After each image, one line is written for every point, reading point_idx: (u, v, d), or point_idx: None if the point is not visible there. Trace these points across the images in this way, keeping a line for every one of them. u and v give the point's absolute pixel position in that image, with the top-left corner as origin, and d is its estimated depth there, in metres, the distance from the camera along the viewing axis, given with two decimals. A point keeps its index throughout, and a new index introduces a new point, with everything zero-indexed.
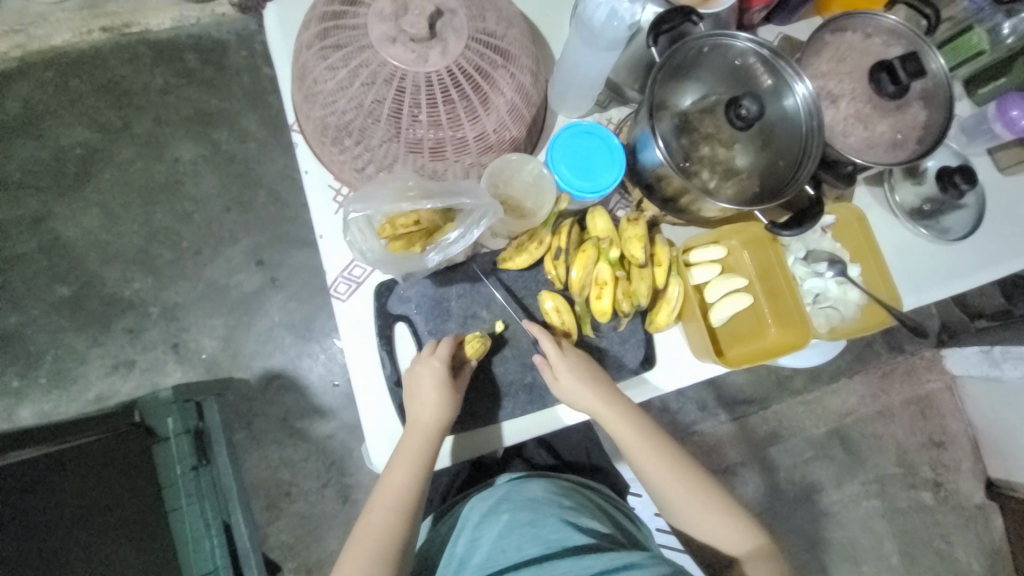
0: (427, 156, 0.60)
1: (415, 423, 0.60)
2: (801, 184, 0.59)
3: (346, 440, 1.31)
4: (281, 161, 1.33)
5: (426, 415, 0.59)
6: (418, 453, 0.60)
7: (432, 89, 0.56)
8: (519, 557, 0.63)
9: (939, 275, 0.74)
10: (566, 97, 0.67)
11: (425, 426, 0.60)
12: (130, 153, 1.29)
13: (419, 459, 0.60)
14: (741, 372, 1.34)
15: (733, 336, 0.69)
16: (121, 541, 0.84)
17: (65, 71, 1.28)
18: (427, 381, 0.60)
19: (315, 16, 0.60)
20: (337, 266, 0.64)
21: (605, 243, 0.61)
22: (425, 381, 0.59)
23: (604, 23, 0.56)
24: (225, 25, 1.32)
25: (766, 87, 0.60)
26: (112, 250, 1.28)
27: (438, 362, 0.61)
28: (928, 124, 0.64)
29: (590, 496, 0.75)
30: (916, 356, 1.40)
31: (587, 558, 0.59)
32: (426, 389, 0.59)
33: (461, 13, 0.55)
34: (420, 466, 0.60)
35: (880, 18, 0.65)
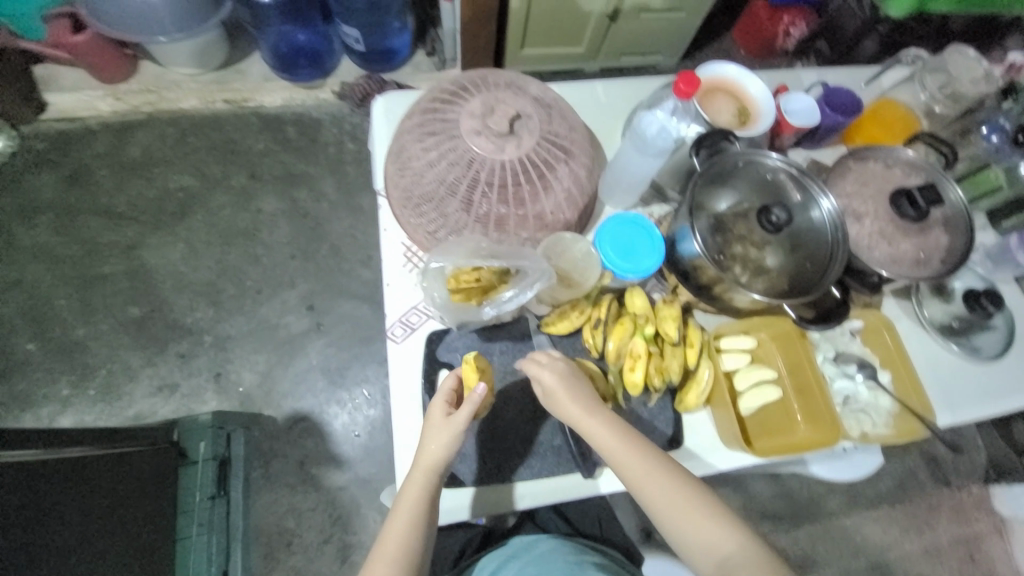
0: (491, 227, 0.70)
1: (419, 464, 0.61)
2: (827, 286, 0.65)
3: (356, 495, 1.30)
4: (347, 221, 1.49)
5: (429, 456, 0.60)
6: (421, 494, 0.60)
7: (505, 173, 0.66)
8: None
9: (974, 393, 0.75)
10: (615, 190, 0.77)
11: (429, 466, 0.60)
12: (222, 200, 1.48)
13: (422, 502, 0.59)
14: (769, 480, 1.29)
15: (762, 427, 0.70)
16: (130, 564, 0.83)
17: (187, 130, 1.52)
18: (437, 422, 0.61)
19: (417, 109, 0.73)
20: (396, 312, 0.72)
21: (641, 319, 0.66)
22: (435, 421, 0.61)
23: (655, 135, 0.67)
24: (324, 107, 1.57)
25: (796, 199, 0.68)
26: (185, 280, 1.42)
27: (445, 403, 0.62)
28: (950, 247, 0.70)
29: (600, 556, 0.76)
30: (962, 490, 1.31)
31: None
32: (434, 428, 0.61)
33: (536, 118, 0.67)
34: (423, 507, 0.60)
35: (900, 152, 0.74)
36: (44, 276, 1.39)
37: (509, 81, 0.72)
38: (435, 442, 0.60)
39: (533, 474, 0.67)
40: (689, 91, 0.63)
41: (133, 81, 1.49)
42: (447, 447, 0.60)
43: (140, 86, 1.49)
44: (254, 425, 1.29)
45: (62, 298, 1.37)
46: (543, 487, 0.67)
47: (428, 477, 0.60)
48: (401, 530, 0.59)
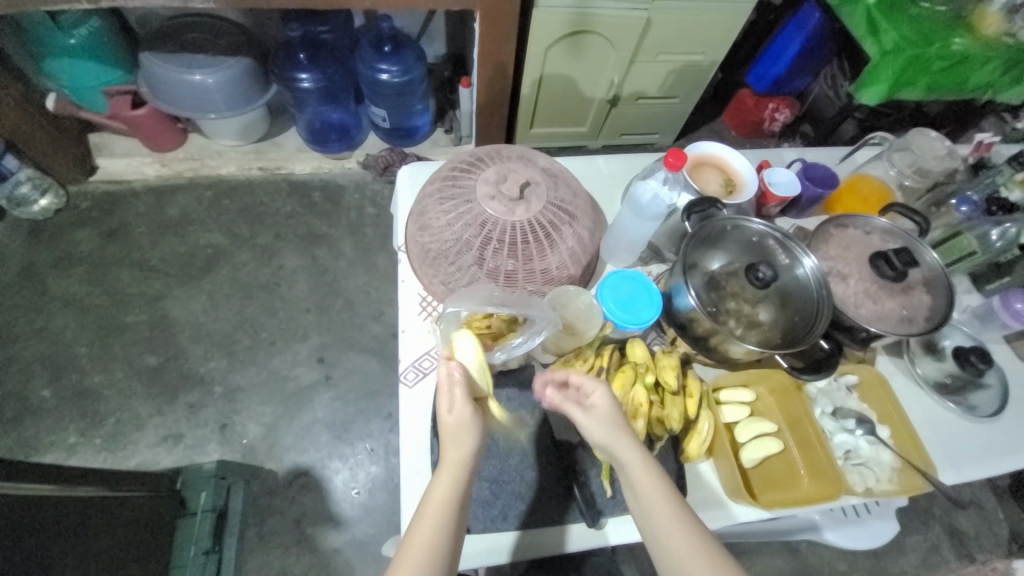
0: (501, 281, 0.77)
1: (449, 454, 0.58)
2: (815, 339, 0.68)
3: (351, 559, 1.24)
4: (362, 278, 1.57)
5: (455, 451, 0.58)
6: (449, 492, 0.56)
7: (514, 232, 0.74)
8: None
9: (977, 451, 0.75)
10: (615, 250, 0.84)
11: (458, 462, 0.58)
12: (246, 256, 1.58)
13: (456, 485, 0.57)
14: (785, 554, 1.23)
15: (766, 480, 0.71)
16: None
17: (221, 193, 1.66)
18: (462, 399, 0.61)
19: (437, 176, 0.83)
20: (409, 357, 0.76)
21: (642, 368, 0.70)
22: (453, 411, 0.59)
23: (649, 202, 0.74)
24: (348, 175, 1.72)
25: (782, 261, 0.74)
26: (203, 331, 1.47)
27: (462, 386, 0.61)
28: (933, 306, 0.74)
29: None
30: (993, 571, 1.24)
31: None
32: (460, 419, 0.59)
33: (543, 185, 0.76)
34: (453, 507, 0.56)
35: (874, 220, 0.81)
36: (70, 323, 1.45)
37: (520, 154, 0.82)
38: (457, 434, 0.59)
39: (540, 522, 0.67)
40: (677, 164, 0.71)
41: (180, 150, 1.66)
42: (471, 435, 0.59)
43: (186, 154, 1.67)
44: (254, 478, 1.28)
45: (83, 345, 1.43)
46: (552, 536, 0.67)
47: (456, 474, 0.57)
48: (430, 529, 0.54)
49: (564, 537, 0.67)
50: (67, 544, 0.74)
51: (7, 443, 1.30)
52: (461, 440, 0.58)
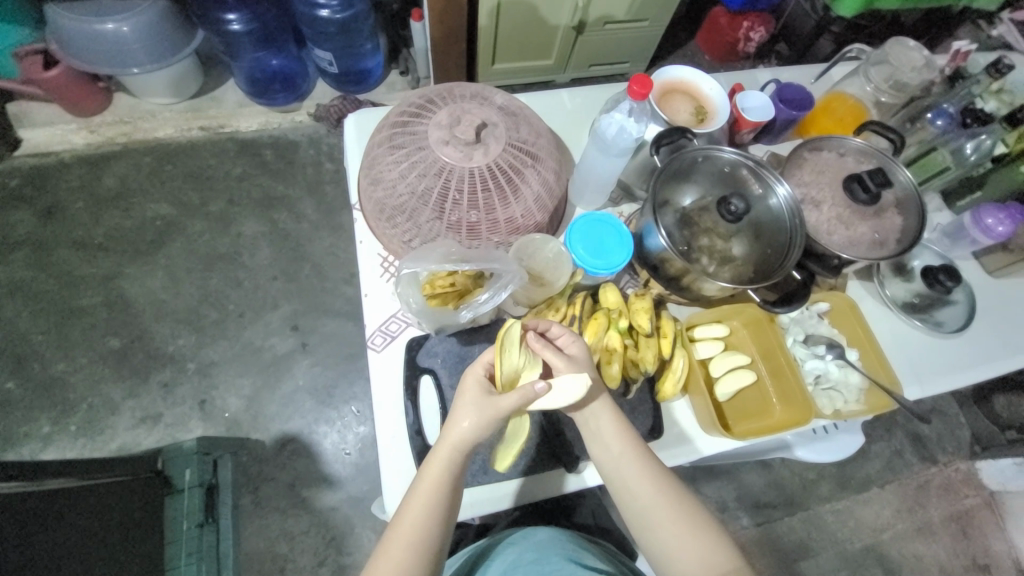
0: (464, 233, 0.72)
1: (444, 441, 0.57)
2: (788, 270, 0.67)
3: (350, 515, 1.28)
4: (328, 240, 1.50)
5: (438, 469, 0.56)
6: (440, 482, 0.56)
7: (473, 179, 0.68)
8: None
9: (940, 365, 0.78)
10: (584, 192, 0.79)
11: (454, 447, 0.57)
12: (201, 226, 1.48)
13: (448, 474, 0.56)
14: (760, 472, 1.31)
15: (738, 411, 0.72)
16: None
17: (162, 159, 1.52)
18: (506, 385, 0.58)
19: (386, 123, 0.75)
20: (376, 322, 0.73)
21: (615, 313, 0.68)
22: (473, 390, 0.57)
23: (615, 135, 0.69)
24: (300, 129, 1.59)
25: (754, 190, 0.71)
26: (166, 308, 1.40)
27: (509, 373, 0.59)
28: (905, 227, 0.73)
29: (599, 548, 0.73)
30: (950, 468, 1.35)
31: None
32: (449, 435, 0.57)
33: (501, 126, 0.70)
34: (439, 504, 0.56)
35: (849, 141, 0.77)
36: (21, 311, 1.36)
37: (474, 92, 0.75)
38: (460, 422, 0.56)
39: (520, 473, 0.67)
40: (642, 92, 0.65)
41: (107, 114, 1.50)
42: (459, 454, 0.57)
43: (114, 118, 1.51)
44: (241, 450, 1.27)
45: (40, 334, 1.35)
46: (535, 485, 0.68)
47: (438, 493, 0.56)
48: (418, 512, 0.55)
49: (545, 484, 0.68)
50: (50, 535, 0.73)
51: None
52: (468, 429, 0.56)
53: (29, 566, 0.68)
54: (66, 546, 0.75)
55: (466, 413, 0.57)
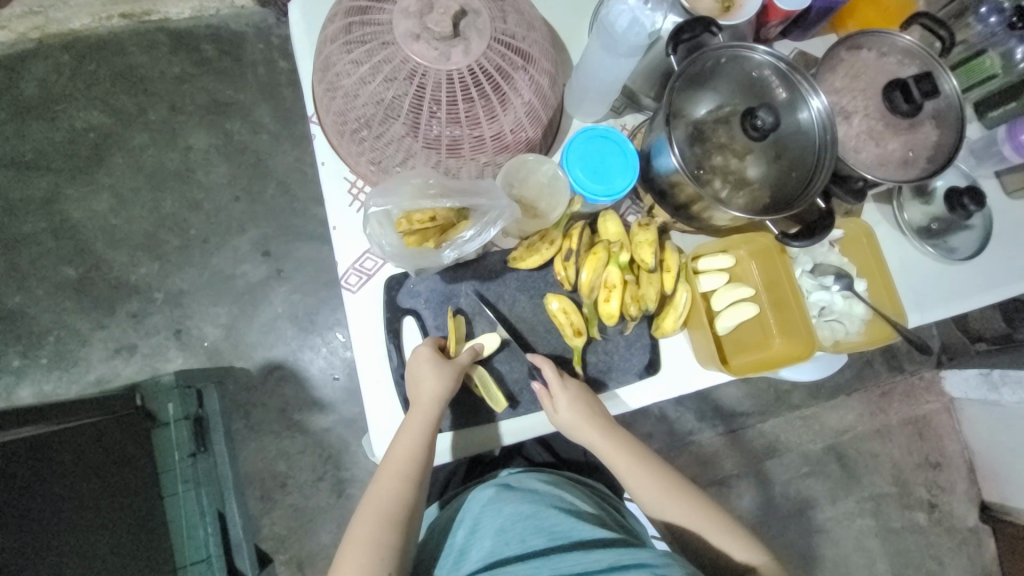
0: (444, 153, 0.61)
1: (417, 405, 0.60)
2: (812, 198, 0.59)
3: (344, 435, 1.31)
4: (292, 154, 1.33)
5: (413, 431, 0.60)
6: (415, 442, 0.60)
7: (452, 87, 0.56)
8: (523, 549, 0.61)
9: (943, 294, 0.75)
10: (582, 100, 0.67)
11: (426, 410, 0.60)
12: (143, 139, 1.30)
13: (422, 436, 0.60)
14: (740, 385, 1.36)
15: (738, 344, 0.70)
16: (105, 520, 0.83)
17: (81, 55, 1.28)
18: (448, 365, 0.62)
19: (340, 11, 0.60)
20: (349, 258, 0.66)
21: (615, 246, 0.62)
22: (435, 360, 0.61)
23: (626, 29, 0.57)
24: (243, 17, 1.33)
25: (782, 100, 0.61)
26: (120, 235, 1.28)
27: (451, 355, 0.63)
28: (939, 143, 0.65)
29: (586, 491, 0.75)
30: (915, 376, 1.42)
31: (595, 551, 0.58)
32: (418, 397, 0.60)
33: (484, 13, 0.56)
34: (417, 463, 0.60)
35: (895, 37, 0.66)
36: None
37: None
38: (428, 386, 0.60)
39: (510, 412, 0.66)
40: None
41: (15, 4, 1.25)
42: (428, 427, 0.60)
43: (21, 8, 1.25)
44: (227, 379, 1.26)
45: None
46: (519, 425, 0.67)
47: (415, 454, 0.60)
48: (397, 468, 0.60)
49: (536, 424, 0.67)
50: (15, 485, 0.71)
51: None
52: (436, 393, 0.60)
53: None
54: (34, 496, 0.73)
55: (429, 378, 0.60)
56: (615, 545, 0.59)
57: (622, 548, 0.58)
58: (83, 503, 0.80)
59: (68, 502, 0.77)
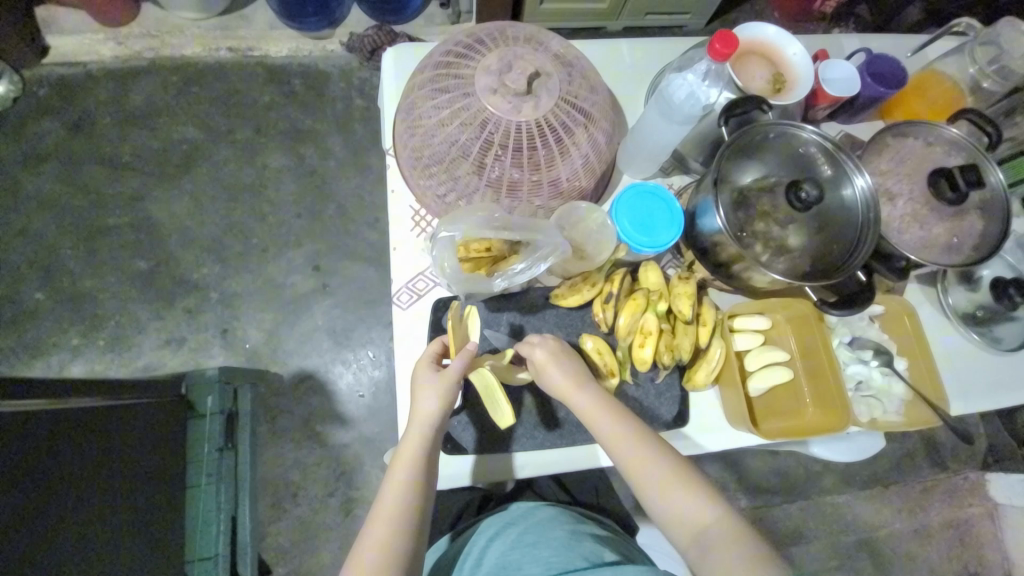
0: (503, 193, 0.67)
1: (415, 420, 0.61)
2: (852, 270, 0.62)
3: (359, 453, 1.32)
4: (354, 181, 1.45)
5: (413, 446, 0.61)
6: (417, 454, 0.60)
7: (519, 135, 0.63)
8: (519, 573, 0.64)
9: (988, 383, 0.73)
10: (635, 159, 0.73)
11: (425, 421, 0.61)
12: (227, 154, 1.44)
13: (422, 449, 0.61)
14: (766, 458, 1.31)
15: (769, 409, 0.70)
16: (126, 499, 0.86)
17: (189, 78, 1.47)
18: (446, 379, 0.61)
19: (429, 64, 0.69)
20: (403, 277, 0.72)
21: (654, 295, 0.65)
22: (433, 375, 0.62)
23: (683, 100, 0.62)
24: (331, 59, 1.50)
25: (826, 176, 0.64)
26: (191, 236, 1.40)
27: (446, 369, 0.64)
28: (985, 233, 0.66)
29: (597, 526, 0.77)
30: (958, 475, 1.33)
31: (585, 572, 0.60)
32: (416, 413, 0.61)
33: (555, 77, 0.63)
34: (419, 478, 0.60)
35: (942, 129, 0.69)
36: (50, 225, 1.37)
37: (529, 35, 0.67)
38: (428, 399, 0.61)
39: (536, 445, 0.68)
40: (725, 52, 0.57)
41: (135, 25, 1.42)
42: (428, 441, 0.61)
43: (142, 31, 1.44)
44: (260, 382, 1.31)
45: (68, 249, 1.37)
46: (545, 458, 0.68)
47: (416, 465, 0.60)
48: (400, 488, 0.60)
49: (556, 462, 0.68)
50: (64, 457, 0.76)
51: (11, 344, 1.31)
52: (437, 401, 0.61)
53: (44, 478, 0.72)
54: (79, 463, 0.78)
55: (425, 394, 0.62)
56: (609, 569, 0.61)
57: (604, 569, 0.61)
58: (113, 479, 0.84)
59: (101, 476, 0.81)
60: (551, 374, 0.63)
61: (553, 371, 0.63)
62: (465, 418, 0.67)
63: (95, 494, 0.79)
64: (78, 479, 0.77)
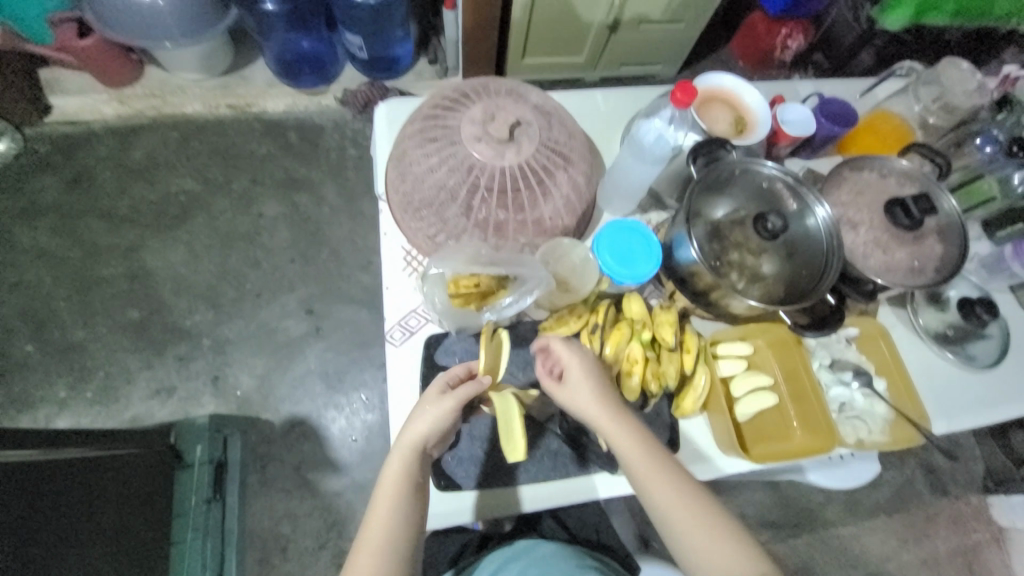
0: (490, 232, 0.71)
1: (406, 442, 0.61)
2: (821, 294, 0.65)
3: (352, 501, 1.29)
4: (347, 226, 1.50)
5: (402, 467, 0.60)
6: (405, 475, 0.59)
7: (503, 178, 0.67)
8: None
9: (970, 400, 0.75)
10: (613, 198, 0.78)
11: (416, 443, 0.60)
12: (224, 204, 1.49)
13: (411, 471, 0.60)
14: (767, 490, 1.29)
15: (758, 433, 0.71)
16: (112, 554, 0.83)
17: (188, 134, 1.53)
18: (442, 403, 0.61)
19: (418, 116, 0.74)
20: (396, 315, 0.74)
21: (639, 324, 0.68)
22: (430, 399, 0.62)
23: (653, 142, 0.68)
24: (325, 113, 1.58)
25: (792, 208, 0.69)
26: (185, 284, 1.42)
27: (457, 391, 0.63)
28: (944, 256, 0.70)
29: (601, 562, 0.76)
30: (960, 499, 1.32)
31: None
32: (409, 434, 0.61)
33: (535, 125, 0.68)
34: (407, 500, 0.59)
35: (893, 162, 0.75)
36: (44, 277, 1.39)
37: (510, 89, 0.73)
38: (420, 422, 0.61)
39: (531, 479, 0.68)
40: (686, 100, 0.63)
41: (139, 86, 1.50)
42: (416, 463, 0.60)
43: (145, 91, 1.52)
44: (251, 429, 1.29)
45: (61, 301, 1.37)
46: (545, 490, 0.68)
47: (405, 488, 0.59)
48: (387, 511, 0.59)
49: (555, 494, 0.68)
50: (47, 510, 0.73)
51: None
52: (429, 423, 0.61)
53: (33, 533, 0.70)
54: (67, 517, 0.76)
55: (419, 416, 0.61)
56: None
57: None
58: (99, 533, 0.81)
59: (87, 530, 0.79)
60: (574, 388, 0.62)
61: (571, 361, 0.63)
62: (458, 454, 0.67)
63: (80, 550, 0.77)
64: (65, 534, 0.75)
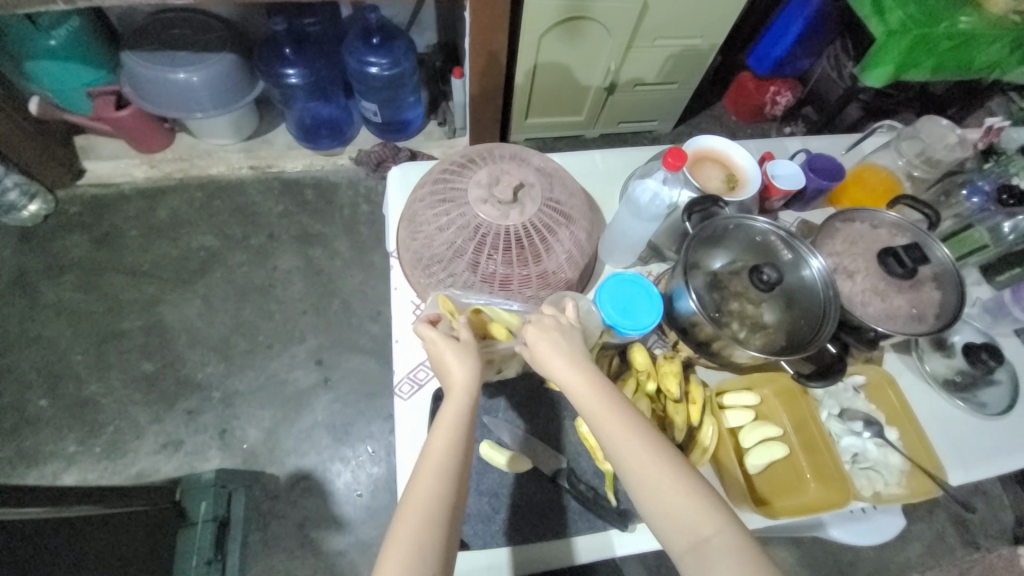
0: (496, 286, 0.74)
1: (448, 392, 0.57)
2: (821, 343, 0.66)
3: (355, 560, 1.24)
4: (358, 278, 1.55)
5: (449, 420, 0.55)
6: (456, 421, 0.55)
7: (508, 237, 0.71)
8: None
9: (987, 449, 0.74)
10: (614, 252, 0.81)
11: (459, 393, 0.57)
12: (241, 258, 1.55)
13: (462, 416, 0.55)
14: (789, 548, 1.22)
15: (771, 485, 0.69)
16: None
17: (211, 194, 1.63)
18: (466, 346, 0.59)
19: (428, 180, 0.80)
20: (405, 368, 0.76)
21: (643, 376, 0.69)
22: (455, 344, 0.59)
23: (648, 203, 0.71)
24: (340, 172, 1.68)
25: (786, 259, 0.71)
26: (199, 336, 1.45)
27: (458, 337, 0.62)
28: (943, 303, 0.72)
29: None
30: (995, 555, 1.24)
31: None
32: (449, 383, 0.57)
33: (537, 186, 0.73)
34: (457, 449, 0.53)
35: (883, 214, 0.78)
36: (65, 331, 1.43)
37: (514, 153, 0.79)
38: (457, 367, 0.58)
39: (541, 537, 0.66)
40: (677, 164, 0.67)
41: (169, 151, 1.62)
42: (465, 410, 0.56)
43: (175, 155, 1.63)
44: (255, 484, 1.27)
45: (78, 355, 1.41)
46: (559, 548, 0.66)
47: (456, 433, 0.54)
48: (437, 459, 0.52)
49: (571, 553, 0.65)
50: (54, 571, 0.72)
51: (5, 454, 1.29)
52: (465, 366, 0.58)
53: None
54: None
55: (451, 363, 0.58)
56: None
57: None
58: None
59: None
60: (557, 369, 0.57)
61: (547, 348, 0.58)
62: (466, 511, 0.67)
63: None
64: None
